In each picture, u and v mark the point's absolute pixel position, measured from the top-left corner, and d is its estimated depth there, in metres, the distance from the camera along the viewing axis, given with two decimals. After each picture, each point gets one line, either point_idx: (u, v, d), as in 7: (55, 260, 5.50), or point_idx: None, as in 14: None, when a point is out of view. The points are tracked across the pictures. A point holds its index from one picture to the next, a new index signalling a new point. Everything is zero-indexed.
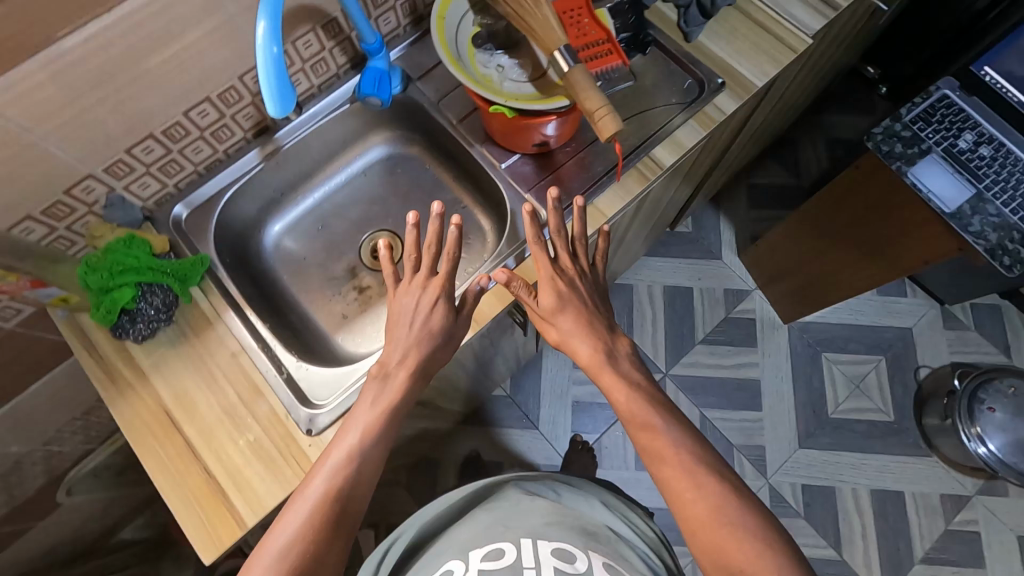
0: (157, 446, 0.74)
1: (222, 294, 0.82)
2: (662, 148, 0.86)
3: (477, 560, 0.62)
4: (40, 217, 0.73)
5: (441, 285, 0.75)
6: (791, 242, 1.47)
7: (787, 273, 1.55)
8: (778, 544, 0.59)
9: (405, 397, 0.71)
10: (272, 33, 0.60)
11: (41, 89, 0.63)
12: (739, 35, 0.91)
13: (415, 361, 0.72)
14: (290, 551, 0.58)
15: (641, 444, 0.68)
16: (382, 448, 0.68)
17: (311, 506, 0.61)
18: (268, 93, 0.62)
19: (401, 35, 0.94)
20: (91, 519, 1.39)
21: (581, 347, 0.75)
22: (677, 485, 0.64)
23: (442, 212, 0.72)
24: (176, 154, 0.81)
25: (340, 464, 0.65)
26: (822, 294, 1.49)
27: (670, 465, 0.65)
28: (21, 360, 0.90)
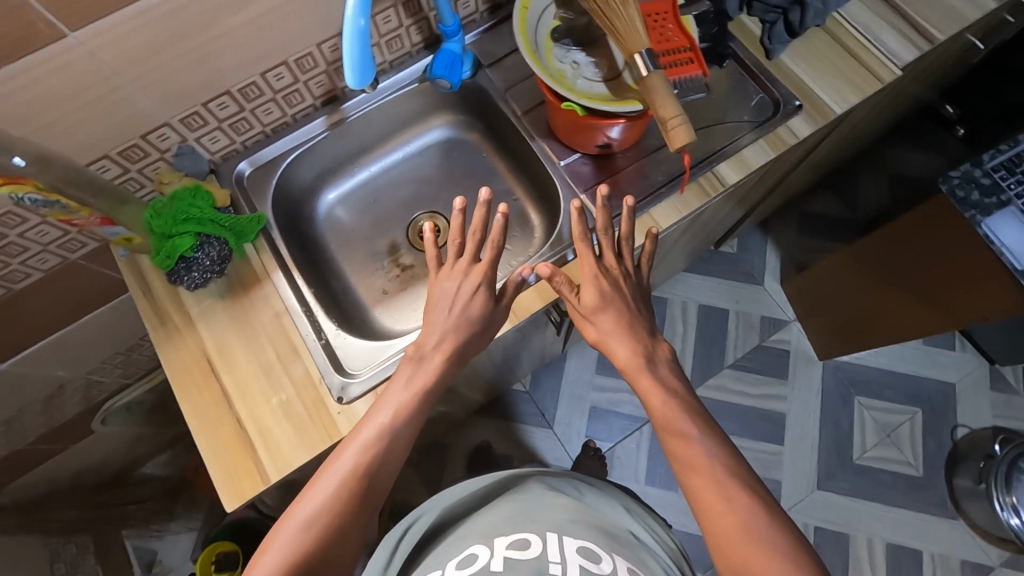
0: (196, 391, 0.77)
1: (273, 254, 0.84)
2: (727, 165, 0.84)
3: (501, 547, 0.61)
4: (116, 157, 0.76)
5: (482, 272, 0.75)
6: (842, 277, 1.42)
7: (830, 309, 1.50)
8: (809, 569, 0.57)
9: (439, 379, 0.72)
10: (361, 6, 0.61)
11: (135, 33, 0.65)
12: (824, 58, 0.88)
13: (451, 346, 0.73)
14: (318, 521, 0.60)
15: (674, 455, 0.67)
16: (411, 428, 0.69)
17: (340, 480, 0.63)
18: (350, 63, 0.64)
19: (477, 21, 0.94)
20: (117, 450, 1.46)
21: (619, 347, 0.74)
22: (708, 498, 0.62)
23: (490, 199, 0.73)
24: (248, 113, 0.83)
25: (371, 441, 0.66)
26: (861, 332, 1.43)
27: (704, 480, 0.64)
28: (78, 291, 0.94)
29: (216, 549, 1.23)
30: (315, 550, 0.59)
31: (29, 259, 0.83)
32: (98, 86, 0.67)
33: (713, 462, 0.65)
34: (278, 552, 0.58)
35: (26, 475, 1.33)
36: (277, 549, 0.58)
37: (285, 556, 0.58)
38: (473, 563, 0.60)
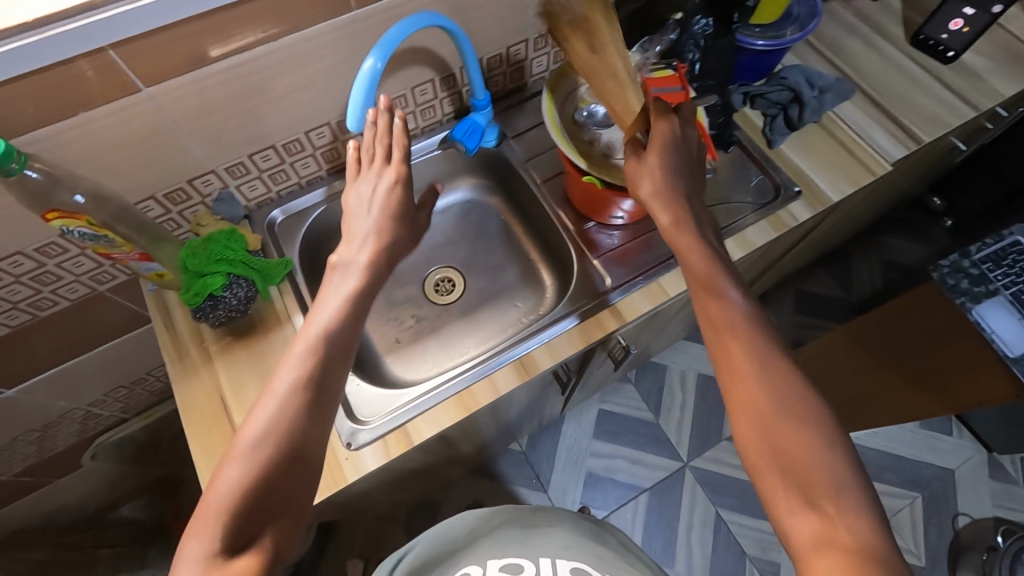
0: (206, 427, 0.78)
1: (296, 296, 0.87)
2: (731, 242, 0.89)
3: (494, 568, 0.69)
4: (161, 199, 0.81)
5: (401, 172, 0.74)
6: (839, 355, 1.47)
7: (825, 386, 1.55)
8: (839, 445, 0.54)
9: (364, 292, 0.68)
10: (381, 53, 0.68)
11: (200, 91, 0.71)
12: (820, 150, 0.96)
13: (379, 245, 0.71)
14: (271, 435, 0.56)
15: (705, 315, 0.63)
16: (352, 332, 0.65)
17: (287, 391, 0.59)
18: (353, 107, 0.70)
19: (503, 97, 1.02)
20: (102, 488, 1.43)
21: (666, 197, 0.68)
22: (739, 364, 0.59)
23: (391, 103, 0.73)
24: (287, 166, 0.89)
25: (310, 348, 0.62)
26: (859, 409, 1.47)
27: (740, 363, 0.59)
28: (100, 322, 0.97)
29: None
30: (273, 465, 0.55)
31: (60, 288, 0.86)
32: (158, 135, 0.73)
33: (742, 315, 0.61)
34: (236, 473, 0.53)
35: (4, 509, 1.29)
36: (233, 471, 0.53)
37: (244, 476, 0.53)
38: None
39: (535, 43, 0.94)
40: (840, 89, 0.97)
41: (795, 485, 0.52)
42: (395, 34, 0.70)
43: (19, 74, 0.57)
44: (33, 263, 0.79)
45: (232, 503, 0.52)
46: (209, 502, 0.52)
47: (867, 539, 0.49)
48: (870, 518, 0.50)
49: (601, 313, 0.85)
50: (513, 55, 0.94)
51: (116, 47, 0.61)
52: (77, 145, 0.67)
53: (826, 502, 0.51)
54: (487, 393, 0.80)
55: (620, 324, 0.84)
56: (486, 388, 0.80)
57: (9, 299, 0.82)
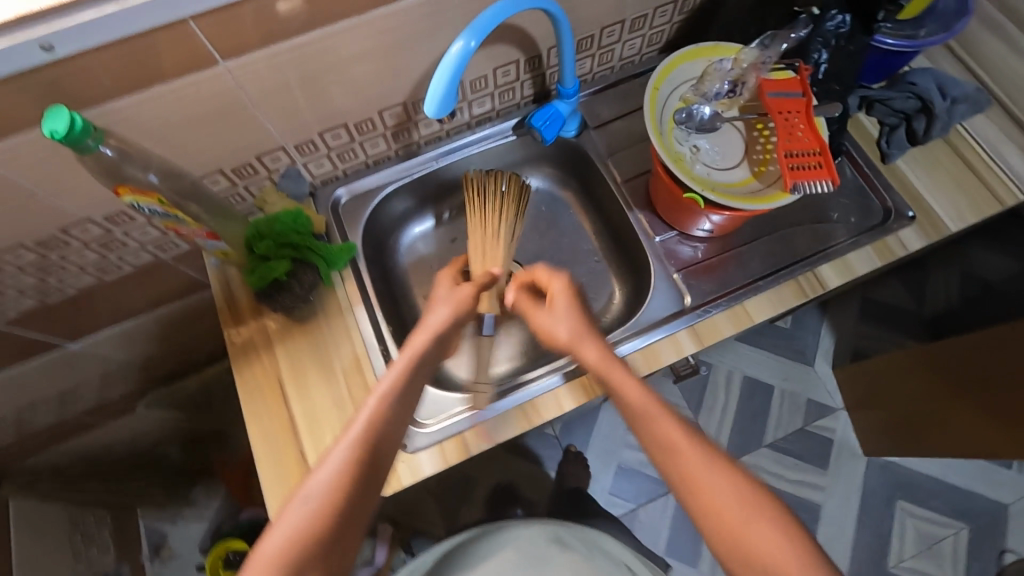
0: (265, 412, 0.76)
1: (358, 285, 0.84)
2: (829, 267, 0.81)
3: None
4: (229, 173, 0.77)
5: (475, 288, 0.74)
6: (904, 378, 1.38)
7: (880, 405, 1.47)
8: (799, 533, 0.54)
9: (428, 353, 0.67)
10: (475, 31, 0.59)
11: (277, 67, 0.66)
12: (943, 171, 0.85)
13: (438, 326, 0.68)
14: (326, 494, 0.55)
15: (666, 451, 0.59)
16: (415, 397, 0.64)
17: (346, 449, 0.57)
18: (433, 92, 0.61)
19: (587, 81, 0.94)
20: (151, 429, 1.48)
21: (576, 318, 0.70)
22: (707, 494, 0.56)
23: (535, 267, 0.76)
24: (356, 144, 0.84)
25: (375, 411, 0.60)
26: (919, 434, 1.36)
27: (695, 494, 0.57)
28: (162, 285, 0.96)
29: None
30: (325, 531, 0.54)
31: (126, 255, 0.85)
32: (232, 109, 0.68)
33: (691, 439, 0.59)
34: (283, 532, 0.53)
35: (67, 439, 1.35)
36: (281, 530, 0.53)
37: (292, 535, 0.53)
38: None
39: (631, 24, 0.85)
40: (976, 100, 0.84)
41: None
42: (487, 16, 0.61)
43: (98, 44, 0.53)
44: (101, 231, 0.78)
45: (283, 562, 0.51)
46: (259, 555, 0.53)
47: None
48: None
49: (678, 334, 0.79)
50: (606, 36, 0.85)
51: (198, 18, 0.56)
52: (152, 117, 0.64)
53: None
54: (551, 409, 0.76)
55: (696, 348, 0.78)
56: (549, 403, 0.76)
57: (77, 262, 0.82)
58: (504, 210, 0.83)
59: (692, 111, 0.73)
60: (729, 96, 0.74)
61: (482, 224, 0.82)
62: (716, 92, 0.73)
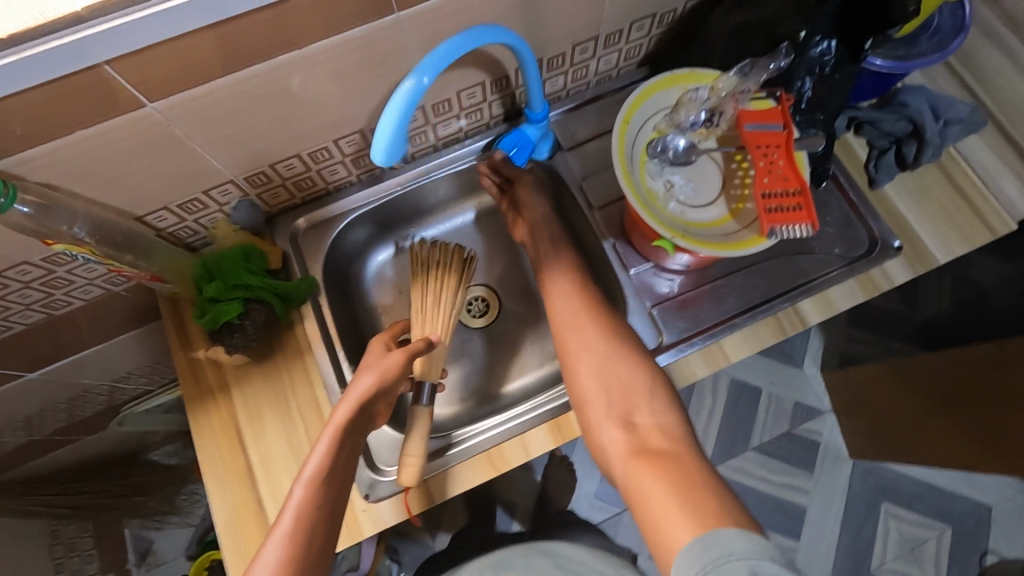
0: (220, 458, 0.73)
1: (318, 322, 0.80)
2: (810, 302, 0.77)
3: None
4: (175, 209, 0.73)
5: (405, 353, 0.71)
6: (890, 389, 1.35)
7: (857, 411, 1.41)
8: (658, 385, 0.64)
9: (353, 427, 0.66)
10: (430, 68, 0.53)
11: (214, 103, 0.61)
12: (933, 197, 0.81)
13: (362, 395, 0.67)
14: (292, 528, 0.58)
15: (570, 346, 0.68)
16: (347, 459, 0.64)
17: (295, 507, 0.59)
18: (382, 138, 0.55)
19: (561, 98, 0.88)
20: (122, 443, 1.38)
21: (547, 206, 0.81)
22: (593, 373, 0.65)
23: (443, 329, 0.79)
24: (313, 173, 0.79)
25: (311, 481, 0.61)
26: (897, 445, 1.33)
27: (580, 362, 0.67)
28: (119, 313, 0.92)
29: None
30: None
31: (74, 290, 0.81)
32: (167, 149, 0.63)
33: (583, 322, 0.69)
34: None
35: (32, 461, 1.23)
36: None
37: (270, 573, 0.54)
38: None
39: (605, 40, 0.79)
40: (970, 122, 0.80)
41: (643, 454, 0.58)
42: (448, 46, 0.56)
43: (2, 94, 0.49)
44: (42, 271, 0.73)
45: None
46: None
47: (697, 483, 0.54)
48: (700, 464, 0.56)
49: None
50: (578, 53, 0.80)
51: (114, 62, 0.51)
52: (78, 161, 0.59)
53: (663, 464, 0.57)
54: (518, 455, 0.74)
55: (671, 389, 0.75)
56: (516, 448, 0.74)
57: (21, 301, 0.78)
58: (448, 280, 0.82)
59: (666, 144, 0.68)
60: (706, 126, 0.69)
61: (422, 296, 0.81)
62: (692, 123, 0.68)
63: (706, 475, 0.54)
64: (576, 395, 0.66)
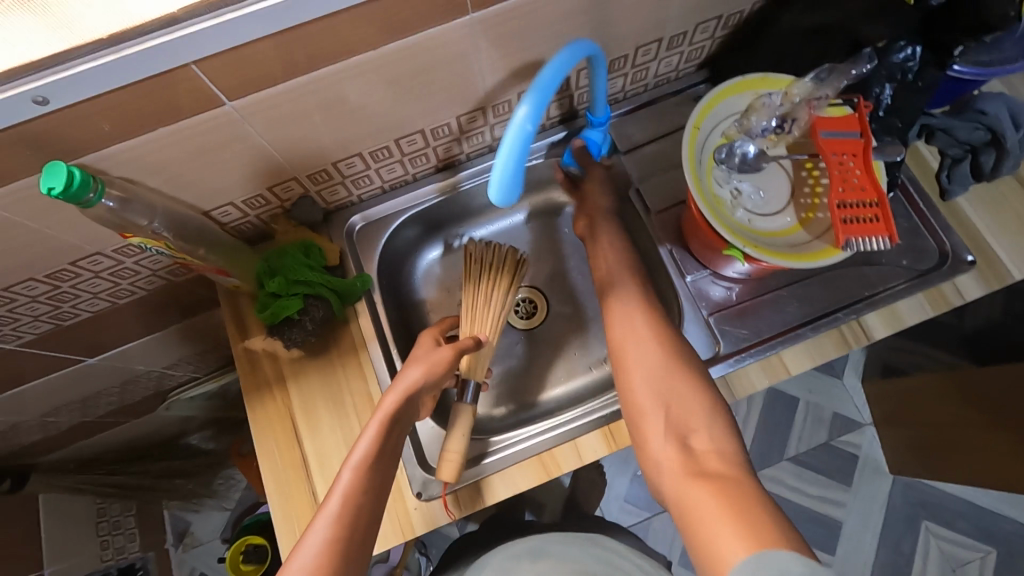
0: (277, 451, 0.75)
1: (372, 320, 0.81)
2: (875, 316, 0.75)
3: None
4: (240, 204, 0.74)
5: (456, 348, 0.72)
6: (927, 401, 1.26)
7: (897, 424, 1.36)
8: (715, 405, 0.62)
9: (400, 417, 0.66)
10: (534, 109, 0.50)
11: (289, 102, 0.61)
12: (1010, 210, 0.78)
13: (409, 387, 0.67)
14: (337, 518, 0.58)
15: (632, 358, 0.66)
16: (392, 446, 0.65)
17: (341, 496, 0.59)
18: (500, 180, 0.53)
19: (618, 100, 0.87)
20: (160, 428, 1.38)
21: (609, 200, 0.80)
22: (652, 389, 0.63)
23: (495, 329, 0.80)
24: (372, 171, 0.80)
25: (358, 469, 0.61)
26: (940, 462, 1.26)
27: (635, 371, 0.65)
28: (177, 302, 0.94)
29: (248, 541, 1.31)
30: None
31: (139, 281, 0.83)
32: (238, 146, 0.64)
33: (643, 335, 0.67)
34: None
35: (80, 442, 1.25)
36: None
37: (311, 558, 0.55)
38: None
39: (669, 42, 0.77)
40: None
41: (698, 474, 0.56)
42: (547, 76, 0.53)
43: (94, 94, 0.49)
44: (112, 262, 0.76)
45: None
46: None
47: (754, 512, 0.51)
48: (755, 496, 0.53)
49: None
50: (640, 55, 0.78)
51: (200, 62, 0.51)
52: (157, 157, 0.60)
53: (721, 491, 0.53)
54: (571, 460, 0.73)
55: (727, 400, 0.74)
56: (568, 453, 0.73)
57: (90, 290, 0.80)
58: (501, 280, 0.83)
59: (734, 150, 0.68)
60: (777, 132, 0.67)
61: (474, 294, 0.82)
62: (763, 129, 0.67)
63: (768, 504, 0.51)
64: (626, 408, 0.65)
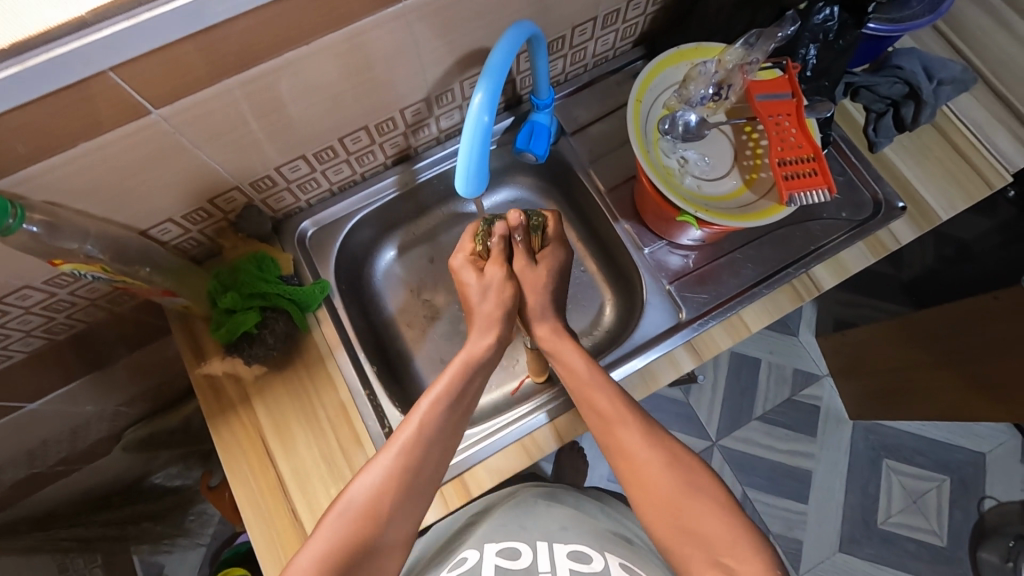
0: (250, 474, 0.72)
1: (336, 326, 0.79)
2: (822, 268, 0.78)
3: (491, 553, 0.59)
4: (180, 220, 0.70)
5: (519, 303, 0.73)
6: (880, 347, 1.32)
7: (859, 371, 1.42)
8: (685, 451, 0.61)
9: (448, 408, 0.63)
10: (490, 103, 0.52)
11: (223, 106, 0.59)
12: (932, 157, 0.83)
13: (457, 371, 0.66)
14: (369, 500, 0.56)
15: (593, 412, 0.64)
16: (452, 427, 0.63)
17: (385, 472, 0.57)
18: (467, 167, 0.55)
19: (560, 82, 0.87)
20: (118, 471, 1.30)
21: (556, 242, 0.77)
22: (630, 449, 0.60)
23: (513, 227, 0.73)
24: (318, 174, 0.78)
25: (393, 463, 0.58)
26: (899, 401, 1.33)
27: (620, 424, 0.62)
28: (121, 332, 0.88)
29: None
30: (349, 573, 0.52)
31: (76, 313, 0.78)
32: (173, 158, 0.61)
33: (598, 378, 0.65)
34: None
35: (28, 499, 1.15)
36: None
37: (331, 541, 0.53)
38: (462, 566, 0.57)
39: (603, 19, 0.78)
40: (962, 81, 0.80)
41: (699, 543, 0.54)
42: (498, 61, 0.54)
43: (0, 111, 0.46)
44: (44, 294, 0.70)
45: None
46: None
47: None
48: (762, 551, 0.52)
49: (676, 350, 0.76)
50: (577, 35, 0.78)
51: (119, 68, 0.48)
52: (81, 177, 0.56)
53: (727, 557, 0.52)
54: (552, 441, 0.74)
55: (695, 363, 0.76)
56: (549, 435, 0.74)
57: (21, 327, 0.74)
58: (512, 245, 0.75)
59: (676, 120, 0.70)
60: (715, 99, 0.70)
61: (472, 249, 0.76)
62: (701, 97, 0.69)
63: (751, 539, 0.53)
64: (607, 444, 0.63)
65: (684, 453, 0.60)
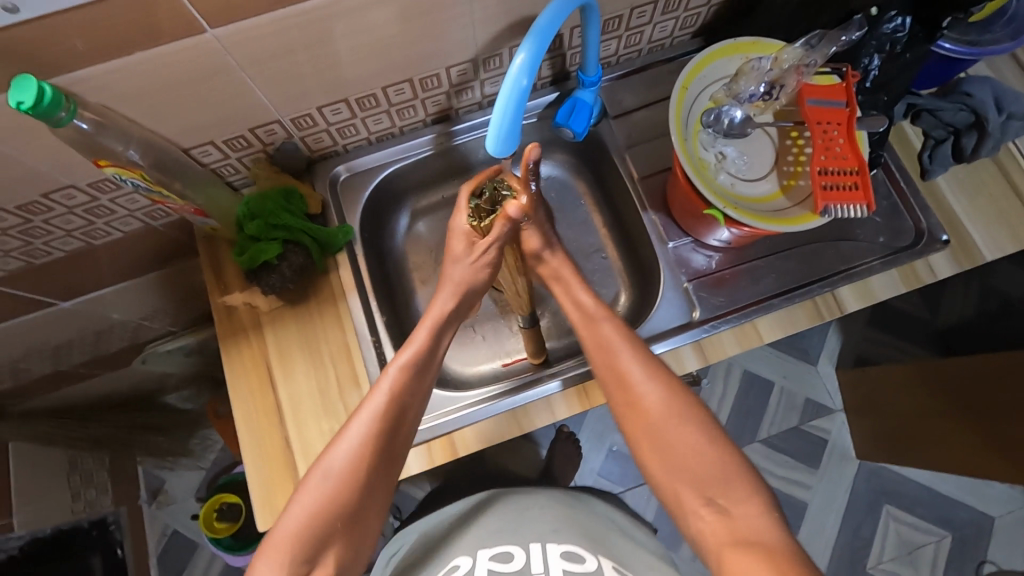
0: (250, 395, 0.75)
1: (353, 270, 0.80)
2: (849, 289, 0.76)
3: (484, 559, 0.60)
4: (220, 144, 0.73)
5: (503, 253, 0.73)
6: (900, 392, 1.27)
7: (869, 412, 1.36)
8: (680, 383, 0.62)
9: (414, 375, 0.63)
10: (529, 67, 0.52)
11: (272, 35, 0.60)
12: (985, 193, 0.79)
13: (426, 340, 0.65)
14: (345, 469, 0.57)
15: (594, 341, 0.65)
16: (422, 389, 0.63)
17: (358, 441, 0.58)
18: (498, 127, 0.55)
19: (611, 63, 0.86)
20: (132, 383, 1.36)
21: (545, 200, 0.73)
22: (630, 378, 0.62)
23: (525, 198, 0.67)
24: (357, 120, 0.79)
25: (366, 431, 0.58)
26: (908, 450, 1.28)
27: (622, 355, 0.63)
28: (152, 247, 0.92)
29: (221, 499, 1.29)
30: (328, 537, 0.55)
31: (114, 221, 0.82)
32: (223, 79, 0.63)
33: (603, 313, 0.66)
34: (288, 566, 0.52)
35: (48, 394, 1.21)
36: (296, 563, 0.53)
37: (311, 510, 0.55)
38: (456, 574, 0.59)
39: (664, 5, 0.76)
40: None
41: (691, 482, 0.56)
42: (545, 24, 0.54)
43: (67, 5, 0.48)
44: (86, 197, 0.74)
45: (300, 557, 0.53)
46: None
47: (764, 519, 0.53)
48: (756, 489, 0.55)
49: (682, 348, 0.75)
50: (635, 17, 0.77)
51: None
52: (134, 84, 0.59)
53: (721, 498, 0.55)
54: (543, 416, 0.75)
55: (699, 365, 0.75)
56: (542, 410, 0.75)
57: (63, 226, 0.79)
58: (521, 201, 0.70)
59: (721, 114, 0.68)
60: (765, 99, 0.67)
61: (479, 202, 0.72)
62: (750, 94, 0.67)
63: (749, 478, 0.56)
64: (605, 378, 0.64)
65: (681, 386, 0.61)
